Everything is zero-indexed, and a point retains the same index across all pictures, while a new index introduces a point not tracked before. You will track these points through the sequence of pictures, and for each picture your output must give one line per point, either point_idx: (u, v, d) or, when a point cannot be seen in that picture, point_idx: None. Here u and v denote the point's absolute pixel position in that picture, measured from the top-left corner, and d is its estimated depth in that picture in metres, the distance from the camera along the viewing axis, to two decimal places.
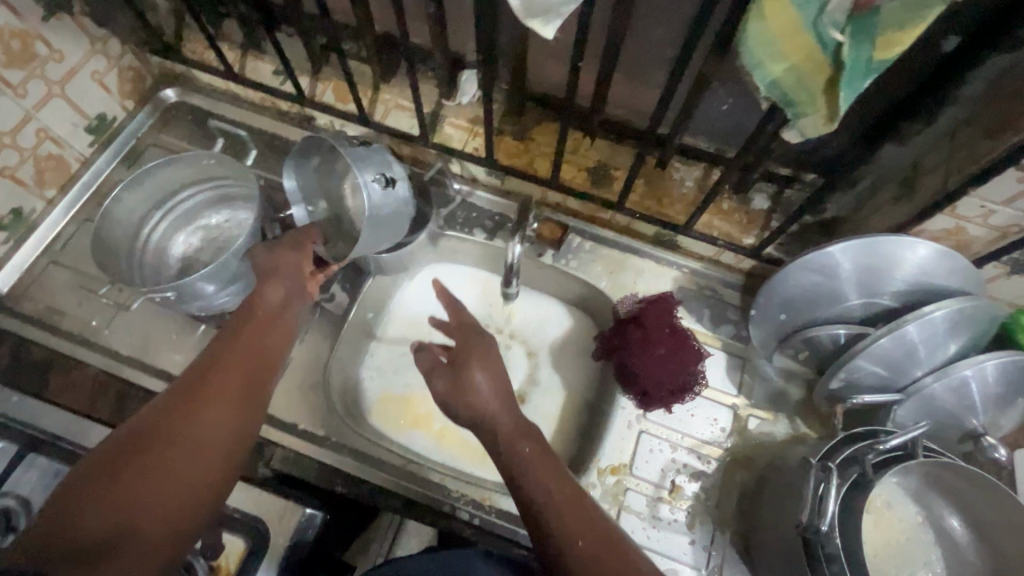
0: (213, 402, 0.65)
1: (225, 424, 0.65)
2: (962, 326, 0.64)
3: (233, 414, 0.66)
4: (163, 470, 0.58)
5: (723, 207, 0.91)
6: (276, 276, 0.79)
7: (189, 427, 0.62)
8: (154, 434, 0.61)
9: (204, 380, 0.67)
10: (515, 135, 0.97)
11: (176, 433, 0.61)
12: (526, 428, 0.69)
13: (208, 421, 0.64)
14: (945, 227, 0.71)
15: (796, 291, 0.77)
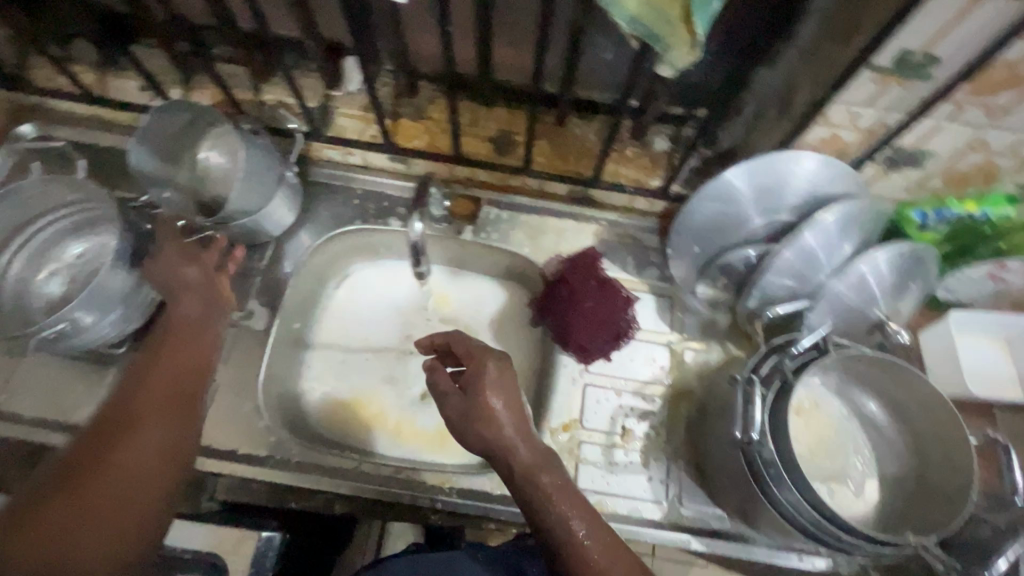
0: (136, 438, 0.55)
1: (147, 468, 0.55)
2: (851, 226, 0.72)
3: (159, 459, 0.56)
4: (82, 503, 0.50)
5: (627, 154, 0.88)
6: (186, 289, 0.68)
7: (113, 464, 0.53)
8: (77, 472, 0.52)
9: (130, 407, 0.57)
10: (411, 116, 0.89)
11: (95, 470, 0.52)
12: (552, 459, 0.59)
13: (131, 451, 0.54)
14: (822, 137, 0.71)
15: (707, 224, 0.78)
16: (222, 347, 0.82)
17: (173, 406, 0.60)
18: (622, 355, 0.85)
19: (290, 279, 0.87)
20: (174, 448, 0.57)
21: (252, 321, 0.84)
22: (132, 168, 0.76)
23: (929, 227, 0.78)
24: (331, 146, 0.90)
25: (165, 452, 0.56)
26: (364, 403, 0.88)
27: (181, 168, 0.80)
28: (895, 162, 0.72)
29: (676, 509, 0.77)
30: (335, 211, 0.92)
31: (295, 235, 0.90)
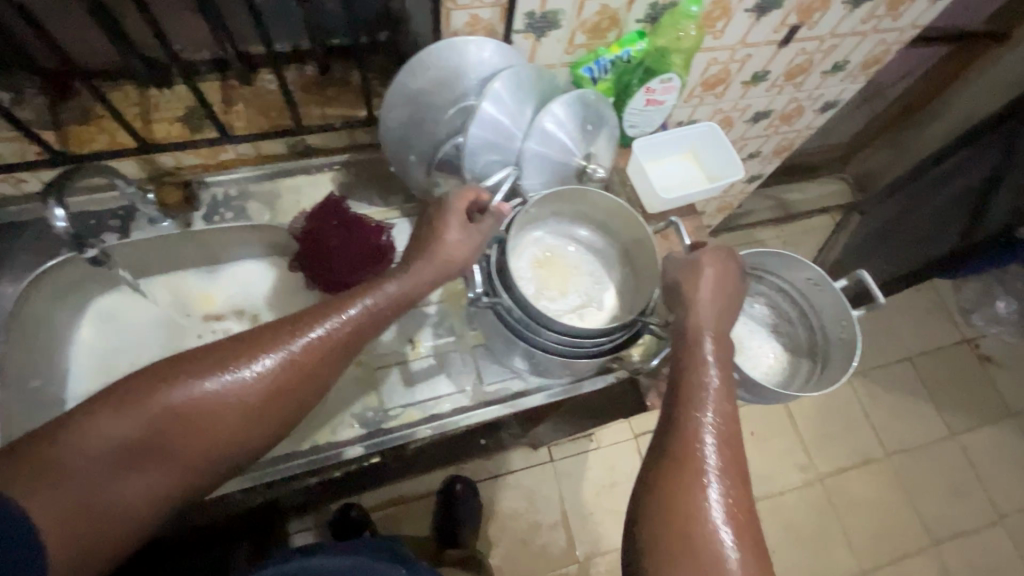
0: (232, 406, 0.57)
1: (213, 437, 0.57)
2: (524, 90, 0.80)
3: (243, 428, 0.58)
4: (157, 441, 0.55)
5: (327, 94, 0.89)
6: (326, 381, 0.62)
7: (203, 408, 0.56)
8: (200, 378, 0.57)
9: (258, 344, 0.60)
10: (78, 119, 0.81)
11: (235, 372, 0.58)
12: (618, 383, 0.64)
13: (221, 407, 0.57)
14: (466, 21, 0.77)
15: (409, 128, 0.83)
16: None
17: (297, 381, 0.60)
18: None
19: None
20: (260, 421, 0.59)
21: None
22: None
23: (599, 79, 0.90)
24: None
25: (235, 431, 0.58)
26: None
27: None
28: (538, 27, 0.82)
29: (480, 390, 0.82)
30: (30, 249, 0.81)
31: None
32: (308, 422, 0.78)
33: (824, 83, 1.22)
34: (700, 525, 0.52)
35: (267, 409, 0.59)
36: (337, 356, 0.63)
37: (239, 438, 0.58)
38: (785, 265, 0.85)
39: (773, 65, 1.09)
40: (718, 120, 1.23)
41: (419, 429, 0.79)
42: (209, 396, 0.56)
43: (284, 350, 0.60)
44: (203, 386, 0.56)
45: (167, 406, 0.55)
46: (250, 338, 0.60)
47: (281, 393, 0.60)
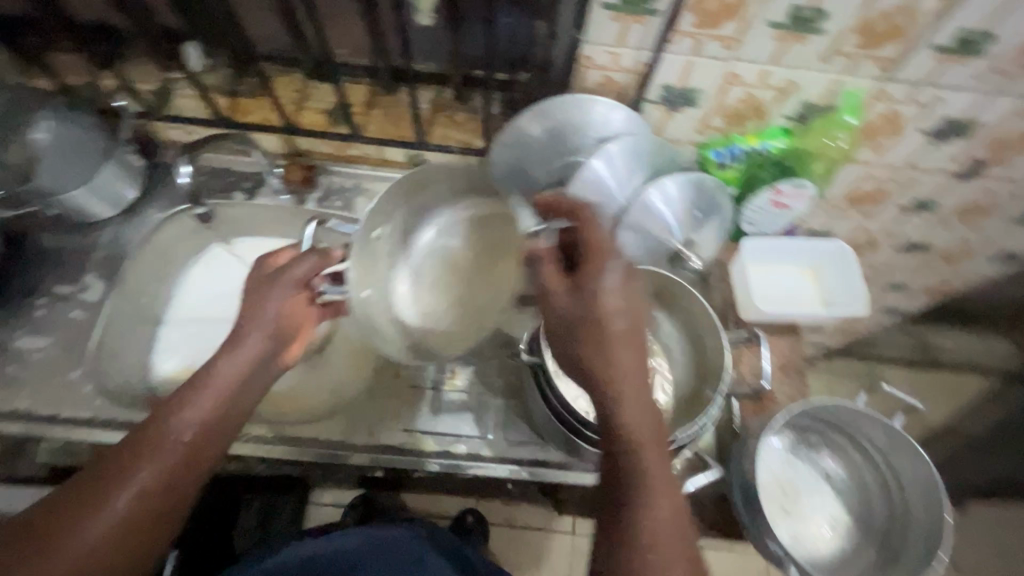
0: (122, 503, 0.53)
1: (110, 543, 0.53)
2: (637, 159, 0.78)
3: (145, 512, 0.54)
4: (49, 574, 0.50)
5: (456, 118, 0.94)
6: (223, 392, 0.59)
7: (89, 522, 0.52)
8: (78, 508, 0.52)
9: (156, 437, 0.56)
10: (248, 93, 0.94)
11: (119, 485, 0.53)
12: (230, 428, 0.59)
13: (112, 511, 0.53)
14: (599, 81, 0.77)
15: (514, 168, 0.82)
16: (58, 321, 0.83)
17: (176, 453, 0.56)
18: None
19: (130, 253, 0.89)
20: (159, 500, 0.55)
21: (89, 295, 0.85)
22: None
23: (727, 165, 0.83)
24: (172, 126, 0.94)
25: (135, 522, 0.53)
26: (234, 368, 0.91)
27: None
28: (672, 101, 0.79)
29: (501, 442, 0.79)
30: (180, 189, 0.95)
31: (141, 212, 0.93)
32: (333, 415, 0.80)
33: (1010, 231, 1.02)
34: (633, 545, 0.48)
35: (165, 483, 0.55)
36: (240, 402, 0.60)
37: (144, 525, 0.54)
38: (872, 430, 0.83)
39: (945, 198, 0.94)
40: (862, 238, 1.09)
41: (428, 460, 0.78)
42: (92, 516, 0.52)
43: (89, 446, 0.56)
44: (87, 509, 0.52)
45: (61, 540, 0.51)
46: (150, 433, 0.56)
47: (180, 464, 0.56)
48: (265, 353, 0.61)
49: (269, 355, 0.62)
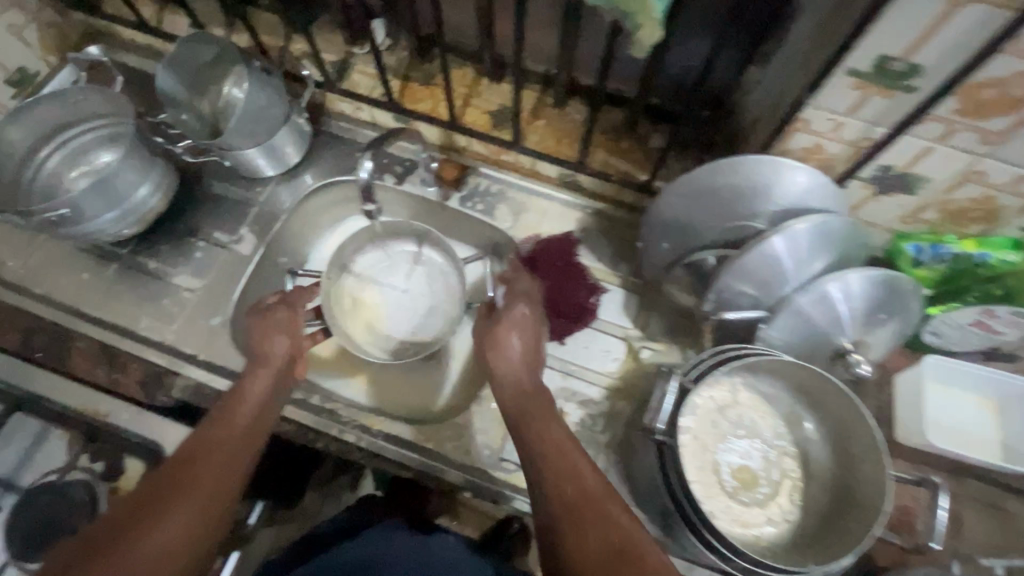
0: (189, 497, 0.57)
1: (185, 534, 0.55)
2: (825, 243, 0.68)
3: (207, 502, 0.57)
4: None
5: (620, 145, 0.88)
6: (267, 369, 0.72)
7: (159, 524, 0.54)
8: (139, 520, 0.54)
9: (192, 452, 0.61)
10: (420, 81, 0.93)
11: (182, 486, 0.57)
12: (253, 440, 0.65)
13: (181, 510, 0.56)
14: (805, 146, 0.68)
15: (676, 219, 0.76)
16: (210, 266, 0.88)
17: (238, 439, 0.64)
18: (576, 341, 0.85)
19: (283, 215, 0.92)
20: (221, 492, 0.59)
21: (240, 246, 0.89)
22: (157, 87, 0.83)
23: (925, 263, 0.74)
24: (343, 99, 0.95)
25: (202, 510, 0.57)
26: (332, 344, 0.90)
27: (205, 99, 0.89)
28: (886, 183, 0.68)
29: None
30: (336, 160, 0.97)
31: (298, 175, 0.95)
32: (437, 425, 0.79)
33: None
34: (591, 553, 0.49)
35: (225, 475, 0.60)
36: (242, 429, 0.65)
37: (207, 517, 0.57)
38: None
39: None
40: None
41: (519, 499, 0.76)
42: (163, 516, 0.55)
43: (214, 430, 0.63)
44: (156, 511, 0.55)
45: (135, 541, 0.52)
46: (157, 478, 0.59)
47: (224, 466, 0.61)
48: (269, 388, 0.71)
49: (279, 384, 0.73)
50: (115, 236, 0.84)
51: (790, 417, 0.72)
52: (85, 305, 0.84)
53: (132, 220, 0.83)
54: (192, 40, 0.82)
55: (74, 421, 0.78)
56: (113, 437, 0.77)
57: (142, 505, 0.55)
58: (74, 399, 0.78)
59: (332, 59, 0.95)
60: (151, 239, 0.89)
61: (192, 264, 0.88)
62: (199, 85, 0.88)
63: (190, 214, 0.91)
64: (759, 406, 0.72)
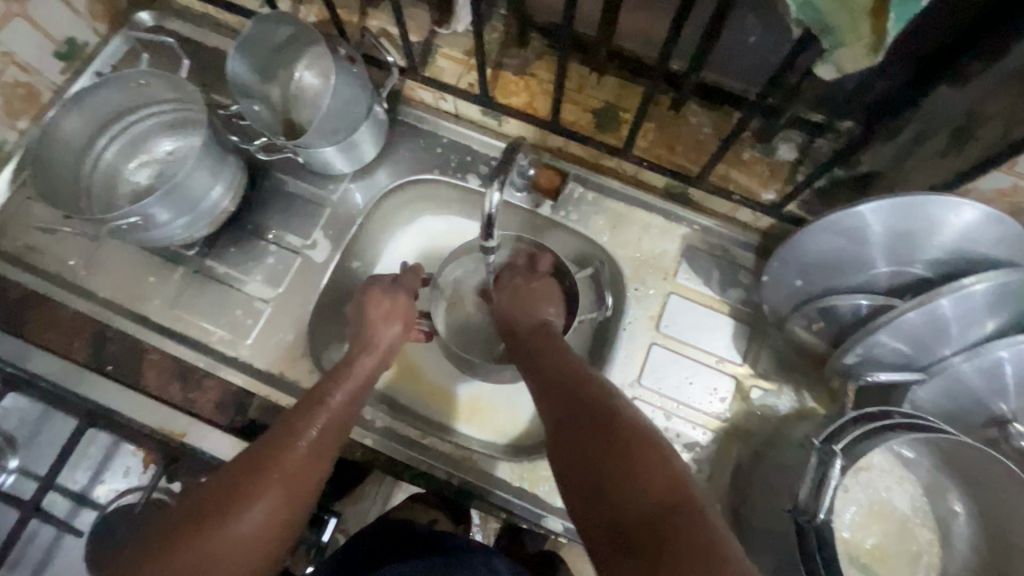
0: (283, 470, 0.56)
1: (275, 517, 0.55)
2: (1003, 302, 0.59)
3: (298, 484, 0.57)
4: (217, 558, 0.51)
5: (742, 157, 0.78)
6: (370, 350, 0.69)
7: (254, 502, 0.54)
8: (230, 498, 0.54)
9: (289, 431, 0.59)
10: (514, 69, 0.82)
11: (273, 467, 0.56)
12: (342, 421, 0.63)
13: (274, 485, 0.55)
14: (997, 186, 0.58)
15: (818, 257, 0.66)
16: (282, 274, 0.81)
17: (330, 432, 0.61)
18: (679, 377, 0.78)
19: (358, 218, 0.84)
20: (312, 470, 0.58)
21: (314, 253, 0.82)
22: (228, 75, 0.74)
23: None
24: (425, 88, 0.84)
25: (291, 494, 0.56)
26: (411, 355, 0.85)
27: (275, 86, 0.79)
28: None
29: None
30: (414, 155, 0.87)
31: (373, 171, 0.86)
32: (532, 464, 0.74)
33: None
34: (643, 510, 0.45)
35: (320, 449, 0.60)
36: (339, 415, 0.63)
37: (299, 486, 0.57)
38: None
39: None
40: None
41: None
42: (259, 493, 0.55)
43: (316, 411, 0.61)
44: (244, 494, 0.54)
45: (224, 524, 0.52)
46: (254, 456, 0.57)
47: (316, 448, 0.59)
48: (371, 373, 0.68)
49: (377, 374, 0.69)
50: (185, 241, 0.77)
51: (931, 486, 0.65)
52: (153, 313, 0.79)
53: (204, 224, 0.76)
54: (265, 20, 0.72)
55: (152, 439, 0.74)
56: (192, 457, 0.74)
57: (241, 480, 0.55)
58: (152, 417, 0.74)
59: (415, 39, 0.84)
60: (220, 241, 0.82)
61: (265, 270, 0.81)
62: (270, 71, 0.78)
63: (259, 213, 0.83)
64: (896, 471, 0.66)
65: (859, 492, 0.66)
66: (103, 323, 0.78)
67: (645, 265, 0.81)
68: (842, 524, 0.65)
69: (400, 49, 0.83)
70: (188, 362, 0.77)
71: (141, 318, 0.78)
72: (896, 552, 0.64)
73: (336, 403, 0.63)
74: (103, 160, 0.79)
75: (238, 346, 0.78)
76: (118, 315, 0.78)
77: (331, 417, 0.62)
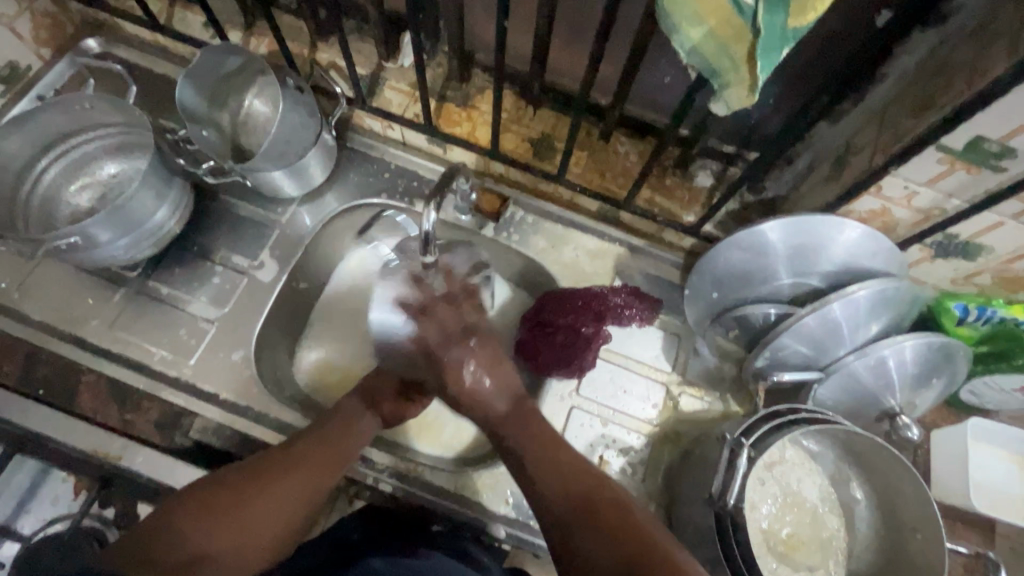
0: (305, 470, 0.64)
1: (295, 506, 0.61)
2: (883, 308, 0.67)
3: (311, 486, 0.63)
4: (240, 541, 0.56)
5: (665, 183, 0.86)
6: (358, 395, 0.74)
7: (277, 492, 0.61)
8: (253, 484, 0.60)
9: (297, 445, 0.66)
10: (457, 101, 0.88)
11: (287, 470, 0.63)
12: (351, 435, 0.70)
13: (292, 484, 0.62)
14: (871, 209, 0.67)
15: (731, 270, 0.74)
16: (228, 294, 0.82)
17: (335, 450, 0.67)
18: (615, 386, 0.83)
19: (306, 239, 0.87)
20: (325, 475, 0.65)
21: (261, 273, 0.83)
22: (177, 101, 0.76)
23: (968, 322, 0.73)
24: (373, 117, 0.89)
25: (308, 486, 0.63)
26: (338, 365, 0.87)
27: (224, 112, 0.82)
28: (946, 249, 0.68)
29: None
30: (363, 180, 0.91)
31: (321, 195, 0.89)
32: (475, 473, 0.76)
33: None
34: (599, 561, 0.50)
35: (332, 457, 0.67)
36: (348, 430, 0.70)
37: (315, 487, 0.64)
38: None
39: None
40: None
41: None
42: (279, 484, 0.61)
43: (331, 427, 0.69)
44: (268, 485, 0.61)
45: (251, 508, 0.58)
46: (267, 459, 0.63)
47: (327, 455, 0.66)
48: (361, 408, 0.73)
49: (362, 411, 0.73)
50: (125, 262, 0.77)
51: (836, 476, 0.72)
52: (91, 334, 0.78)
53: (147, 245, 0.76)
54: (214, 51, 0.75)
55: (84, 462, 0.72)
56: (128, 480, 0.72)
57: (258, 477, 0.61)
58: (85, 440, 0.72)
59: (363, 72, 0.89)
60: (164, 262, 0.82)
61: (210, 290, 0.82)
62: (220, 98, 0.81)
63: (205, 234, 0.84)
64: (806, 463, 0.73)
65: (775, 485, 0.71)
66: (37, 345, 0.76)
67: (582, 282, 0.87)
68: (760, 516, 0.70)
69: (348, 80, 0.88)
70: (127, 384, 0.76)
71: (78, 340, 0.77)
72: (810, 540, 0.70)
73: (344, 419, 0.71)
74: (42, 182, 0.79)
75: (180, 366, 0.77)
76: (52, 337, 0.77)
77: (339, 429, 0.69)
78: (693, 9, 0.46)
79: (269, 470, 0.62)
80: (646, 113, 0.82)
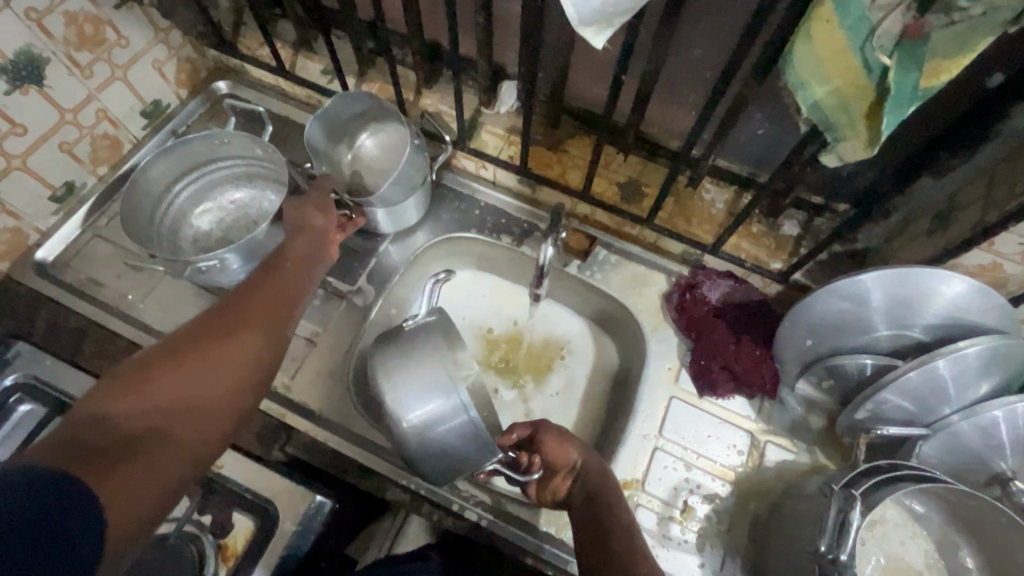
0: (246, 338, 0.59)
1: (249, 361, 0.57)
2: (995, 365, 0.65)
3: (264, 345, 0.59)
4: (188, 394, 0.51)
5: (752, 230, 0.87)
6: (281, 260, 0.69)
7: (217, 355, 0.55)
8: (184, 350, 0.55)
9: (233, 315, 0.60)
10: (548, 145, 0.93)
11: (231, 330, 0.58)
12: (289, 296, 0.66)
13: (236, 346, 0.57)
14: (980, 263, 0.67)
15: (826, 321, 0.74)
16: (330, 316, 0.87)
17: (273, 313, 0.63)
18: (698, 430, 0.82)
19: (400, 269, 0.92)
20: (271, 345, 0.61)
21: (359, 298, 0.89)
22: (304, 137, 0.83)
23: None
24: (469, 157, 0.95)
25: (257, 348, 0.59)
26: None
27: (338, 148, 0.89)
28: None
29: None
30: (454, 217, 0.96)
31: (415, 228, 0.95)
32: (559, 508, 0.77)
33: None
34: None
35: (273, 318, 0.63)
36: (281, 295, 0.65)
37: (265, 354, 0.59)
38: None
39: None
40: None
41: None
42: (222, 346, 0.56)
43: (255, 293, 0.64)
44: (205, 346, 0.55)
45: (187, 370, 0.53)
46: (200, 326, 0.58)
47: (267, 314, 0.62)
48: (290, 276, 0.68)
49: (317, 252, 0.73)
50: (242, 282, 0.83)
51: (943, 541, 0.69)
52: None
53: None
54: (343, 97, 0.82)
55: None
56: (224, 488, 0.76)
57: (185, 348, 0.55)
58: None
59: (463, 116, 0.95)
60: None
61: (312, 311, 0.87)
62: (336, 135, 0.88)
63: None
64: (909, 525, 0.69)
65: (877, 546, 0.68)
66: None
67: (664, 324, 0.89)
68: None
69: (450, 123, 0.95)
70: None
71: None
72: None
73: (266, 284, 0.66)
74: (175, 205, 0.87)
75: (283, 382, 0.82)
76: None
77: (269, 297, 0.64)
78: (824, 65, 0.48)
79: (203, 348, 0.56)
80: (733, 162, 0.84)
